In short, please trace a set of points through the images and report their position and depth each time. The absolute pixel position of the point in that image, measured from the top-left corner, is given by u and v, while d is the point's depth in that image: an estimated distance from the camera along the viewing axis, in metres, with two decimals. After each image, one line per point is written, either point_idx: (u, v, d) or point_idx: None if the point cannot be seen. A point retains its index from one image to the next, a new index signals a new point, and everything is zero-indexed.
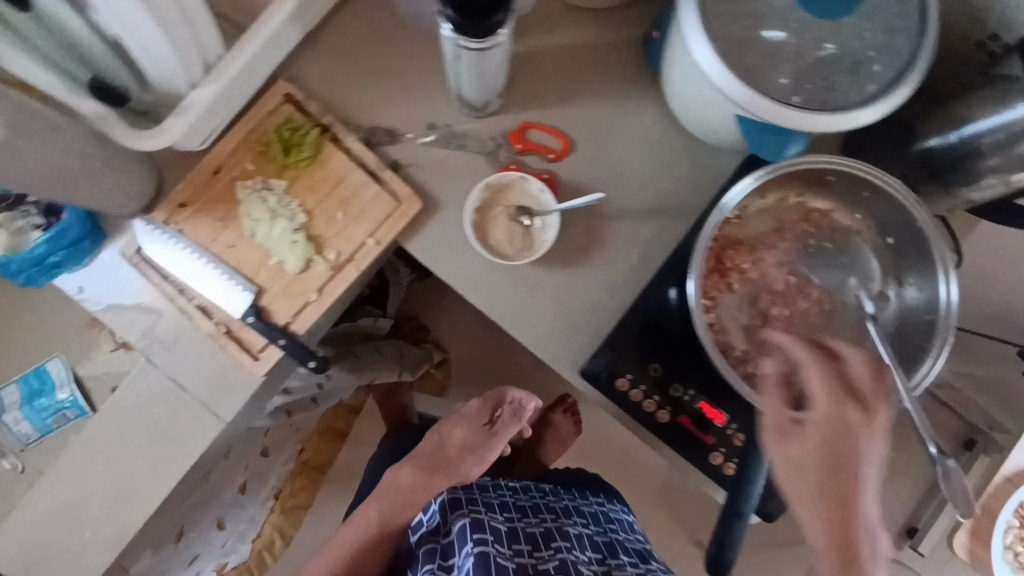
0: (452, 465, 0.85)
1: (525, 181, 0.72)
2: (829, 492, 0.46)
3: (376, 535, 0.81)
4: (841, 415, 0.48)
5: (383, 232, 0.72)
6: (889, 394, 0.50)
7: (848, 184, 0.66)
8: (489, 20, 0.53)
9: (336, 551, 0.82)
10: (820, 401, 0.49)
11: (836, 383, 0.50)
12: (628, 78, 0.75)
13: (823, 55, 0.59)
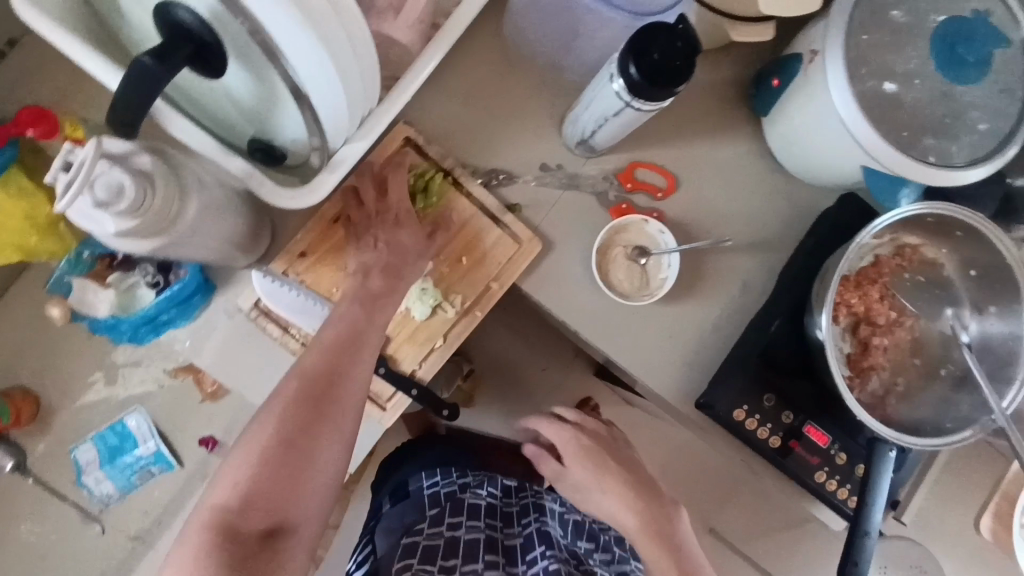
0: (408, 261, 0.67)
1: (645, 223, 0.75)
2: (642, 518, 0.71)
3: (339, 356, 0.59)
4: (577, 439, 0.78)
5: (504, 274, 0.71)
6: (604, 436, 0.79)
7: (943, 225, 0.72)
8: (670, 88, 0.54)
9: (284, 399, 0.56)
10: (568, 444, 0.77)
11: (577, 450, 0.77)
12: (729, 119, 0.79)
13: (947, 113, 0.64)
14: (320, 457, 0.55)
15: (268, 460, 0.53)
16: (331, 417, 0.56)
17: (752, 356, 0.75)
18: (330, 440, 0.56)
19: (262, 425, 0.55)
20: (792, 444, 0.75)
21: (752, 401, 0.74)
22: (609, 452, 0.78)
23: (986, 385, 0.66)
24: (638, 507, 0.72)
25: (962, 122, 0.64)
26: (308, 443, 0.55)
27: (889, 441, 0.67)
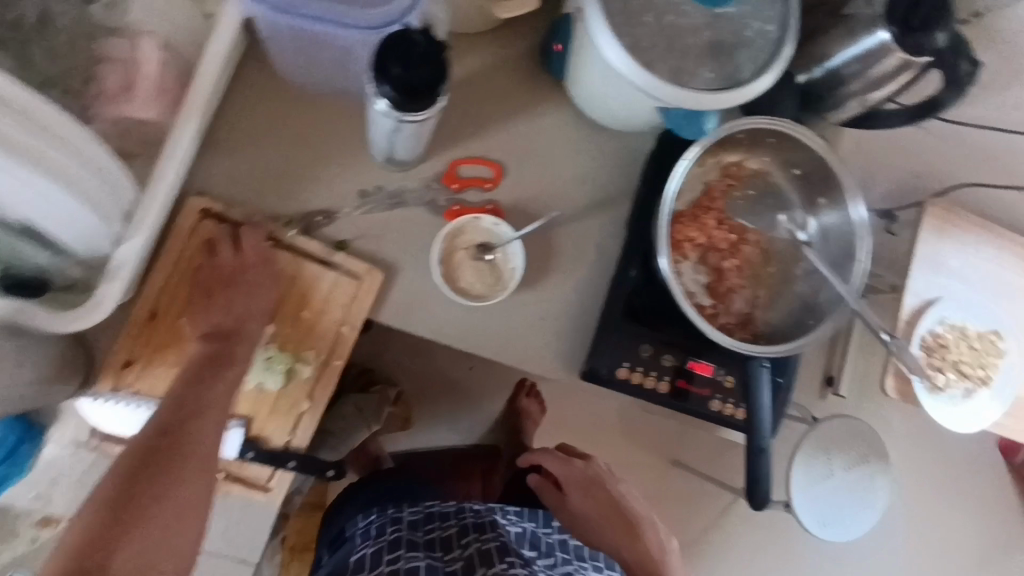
0: (253, 316, 0.65)
1: (477, 220, 0.72)
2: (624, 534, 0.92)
3: (193, 412, 0.60)
4: (577, 472, 0.98)
5: (353, 316, 0.69)
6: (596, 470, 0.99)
7: (756, 137, 0.74)
8: (432, 94, 0.52)
9: (128, 466, 0.55)
10: (565, 472, 0.98)
11: (573, 473, 0.98)
12: (536, 92, 0.77)
13: (715, 35, 0.65)
14: (174, 509, 0.55)
15: (115, 515, 0.52)
16: (185, 471, 0.57)
17: (621, 315, 0.76)
18: (185, 491, 0.56)
19: (106, 482, 0.54)
20: (679, 384, 0.76)
21: (630, 357, 0.76)
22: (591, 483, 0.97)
23: (831, 276, 0.69)
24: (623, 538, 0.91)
25: (732, 40, 0.65)
26: (160, 500, 0.54)
27: (755, 356, 0.69)
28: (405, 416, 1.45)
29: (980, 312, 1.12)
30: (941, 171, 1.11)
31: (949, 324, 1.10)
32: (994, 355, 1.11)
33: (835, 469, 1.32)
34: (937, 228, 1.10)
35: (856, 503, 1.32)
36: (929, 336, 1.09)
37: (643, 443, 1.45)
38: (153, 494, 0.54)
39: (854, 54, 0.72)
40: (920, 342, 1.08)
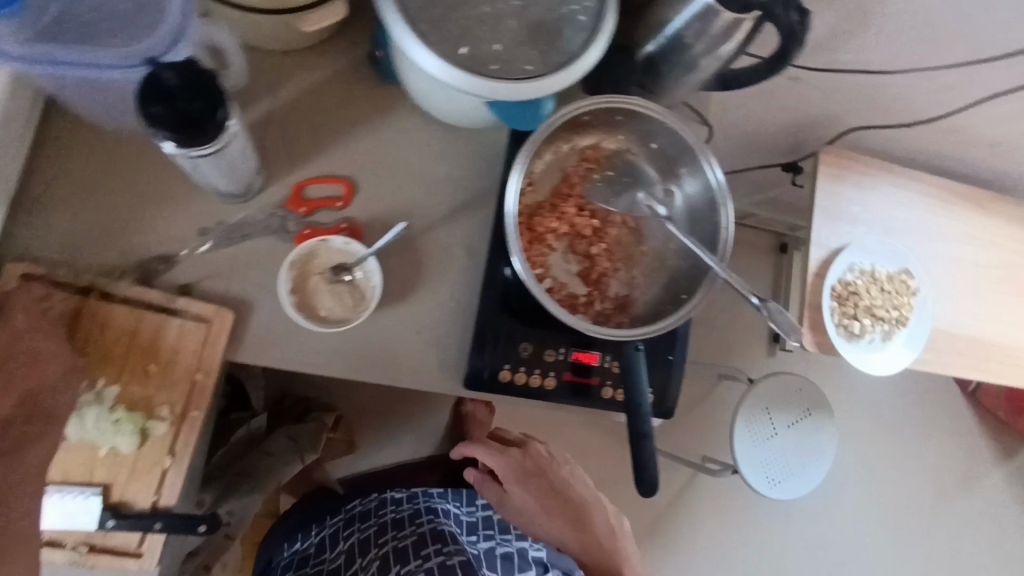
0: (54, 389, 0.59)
1: (326, 242, 0.69)
2: (562, 515, 1.05)
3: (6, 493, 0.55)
4: (514, 462, 1.07)
5: (207, 361, 0.67)
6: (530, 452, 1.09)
7: (603, 116, 0.72)
8: (214, 119, 0.49)
9: None
10: (502, 466, 1.06)
11: (513, 465, 1.07)
12: (376, 100, 0.75)
13: (528, 24, 0.64)
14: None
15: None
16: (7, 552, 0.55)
17: (496, 316, 0.73)
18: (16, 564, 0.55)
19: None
20: (566, 377, 0.75)
21: (511, 357, 0.74)
22: (529, 466, 1.08)
23: (691, 242, 0.67)
24: (566, 524, 1.05)
25: (546, 26, 0.64)
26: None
27: (632, 339, 0.67)
28: (349, 439, 1.45)
29: (887, 253, 1.12)
30: (830, 116, 1.09)
31: (858, 269, 1.10)
32: (907, 294, 1.11)
33: (778, 427, 1.33)
34: (833, 175, 1.09)
35: (800, 458, 1.34)
36: (839, 284, 1.08)
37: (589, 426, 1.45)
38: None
39: (690, 15, 0.69)
40: (831, 292, 1.08)
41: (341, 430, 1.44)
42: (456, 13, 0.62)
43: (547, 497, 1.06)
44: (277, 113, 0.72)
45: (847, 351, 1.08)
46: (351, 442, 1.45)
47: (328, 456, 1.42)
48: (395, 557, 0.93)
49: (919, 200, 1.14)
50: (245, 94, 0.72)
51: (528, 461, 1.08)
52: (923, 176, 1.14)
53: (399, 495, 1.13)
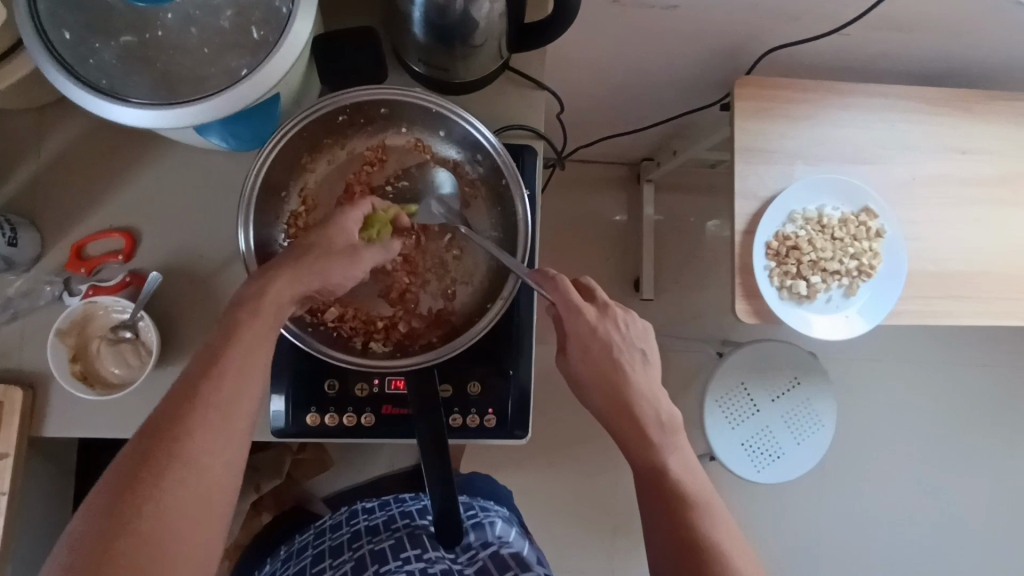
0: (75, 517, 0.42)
1: (95, 304, 0.66)
2: (617, 402, 0.60)
3: (219, 373, 0.48)
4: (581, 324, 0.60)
5: (2, 444, 0.65)
6: (612, 331, 0.61)
7: (363, 112, 0.63)
8: None
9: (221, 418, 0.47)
10: (561, 312, 0.61)
11: (585, 331, 0.60)
12: (148, 140, 0.70)
13: (220, 29, 0.56)
14: (193, 459, 0.45)
15: (135, 473, 0.43)
16: (204, 418, 0.46)
17: (295, 356, 0.66)
18: (211, 442, 0.46)
19: (119, 461, 0.45)
20: (386, 411, 0.67)
21: (318, 400, 0.67)
22: (603, 350, 0.60)
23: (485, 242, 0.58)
24: (606, 389, 0.60)
25: (239, 26, 0.56)
26: (177, 439, 0.45)
27: (426, 365, 0.62)
28: (322, 459, 1.25)
29: (838, 191, 0.92)
30: (739, 40, 0.90)
31: (802, 217, 0.91)
32: (869, 237, 0.91)
33: (760, 403, 1.17)
34: (754, 111, 0.90)
35: (792, 434, 1.18)
36: (776, 239, 0.90)
37: (560, 420, 1.35)
38: (176, 444, 0.45)
39: None
40: (767, 250, 0.90)
41: (311, 450, 1.23)
42: (133, 39, 0.55)
43: (605, 388, 0.60)
44: (43, 175, 0.69)
45: (794, 316, 0.90)
46: (325, 460, 1.25)
47: (301, 475, 1.24)
48: (371, 561, 0.76)
49: (877, 119, 0.92)
50: (8, 160, 0.69)
51: (608, 340, 0.60)
52: (879, 88, 0.92)
53: (370, 502, 0.94)
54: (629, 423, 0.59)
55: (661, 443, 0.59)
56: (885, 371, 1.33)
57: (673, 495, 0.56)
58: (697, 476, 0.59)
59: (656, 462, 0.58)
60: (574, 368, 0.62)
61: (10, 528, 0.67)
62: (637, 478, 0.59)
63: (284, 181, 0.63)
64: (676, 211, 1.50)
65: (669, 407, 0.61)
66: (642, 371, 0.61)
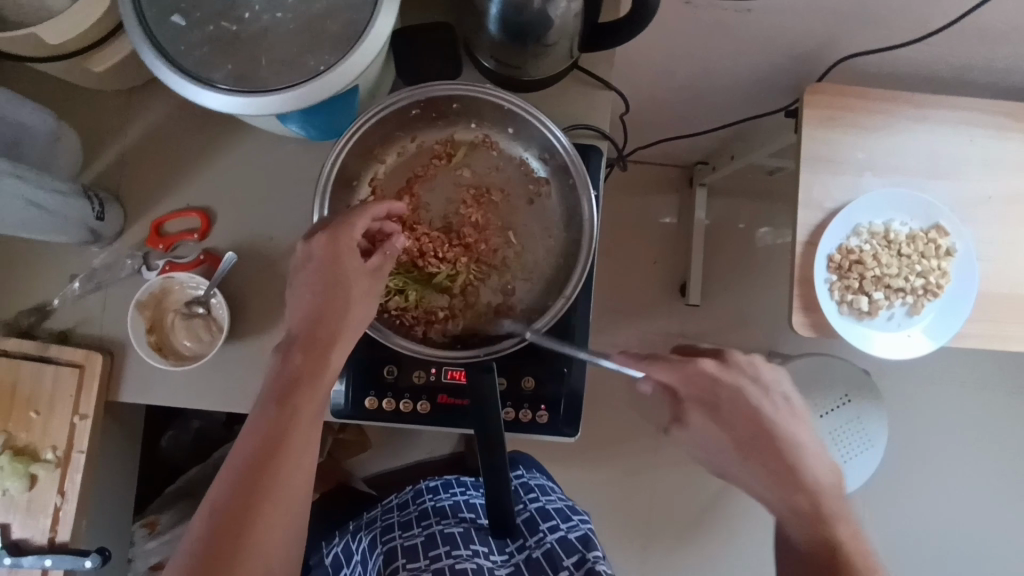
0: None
1: (172, 280, 0.69)
2: (763, 465, 0.57)
3: (275, 456, 0.51)
4: (706, 387, 0.58)
5: (83, 405, 0.69)
6: (750, 393, 0.58)
7: (435, 107, 0.64)
8: None
9: (280, 488, 0.51)
10: (680, 380, 0.59)
11: (712, 403, 0.58)
12: (223, 125, 0.73)
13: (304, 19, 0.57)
14: (260, 532, 0.50)
15: (210, 561, 0.48)
16: (268, 502, 0.51)
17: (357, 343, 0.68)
18: (274, 520, 0.51)
19: (191, 541, 0.50)
20: (441, 400, 0.68)
21: (376, 384, 0.68)
22: (733, 405, 0.58)
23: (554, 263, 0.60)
24: (749, 456, 0.57)
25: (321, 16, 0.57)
26: (247, 523, 0.50)
27: (483, 358, 0.63)
28: (363, 440, 1.25)
29: (909, 205, 0.89)
30: (812, 47, 0.88)
31: (867, 231, 0.89)
32: (938, 256, 0.88)
33: (808, 418, 1.14)
34: (823, 119, 0.87)
35: (839, 453, 1.15)
36: (839, 252, 0.88)
37: (600, 421, 1.35)
38: (243, 528, 0.50)
39: None
40: (828, 263, 0.88)
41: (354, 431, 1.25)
42: (223, 28, 0.57)
43: (743, 454, 0.58)
44: (128, 156, 0.73)
45: (854, 332, 0.88)
46: (366, 442, 1.25)
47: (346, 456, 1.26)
48: (442, 545, 0.82)
49: (957, 133, 0.89)
50: (96, 140, 0.73)
51: (749, 402, 0.58)
52: (959, 101, 0.89)
53: (434, 483, 0.96)
54: (790, 492, 0.56)
55: (828, 509, 0.55)
56: (941, 394, 1.29)
57: (847, 571, 0.53)
58: (860, 535, 0.55)
59: (827, 534, 0.54)
60: (702, 432, 0.59)
61: (87, 483, 0.71)
62: (805, 558, 0.55)
63: (356, 170, 0.65)
64: (730, 217, 1.48)
65: (828, 462, 0.58)
66: (794, 425, 0.58)
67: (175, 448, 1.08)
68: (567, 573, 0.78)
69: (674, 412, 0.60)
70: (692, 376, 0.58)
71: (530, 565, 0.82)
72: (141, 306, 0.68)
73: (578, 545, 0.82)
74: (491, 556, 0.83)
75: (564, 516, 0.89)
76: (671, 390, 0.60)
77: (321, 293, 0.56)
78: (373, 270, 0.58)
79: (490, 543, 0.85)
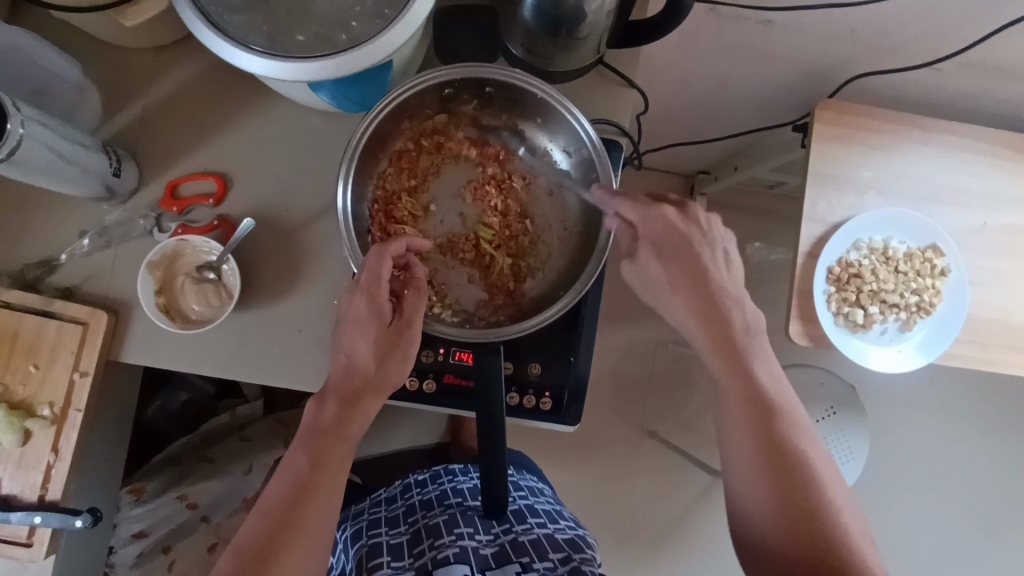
0: None
1: (186, 242, 0.68)
2: (698, 299, 0.61)
3: (301, 498, 0.55)
4: (659, 223, 0.62)
5: (84, 362, 0.68)
6: (701, 233, 0.63)
7: (469, 88, 0.65)
8: None
9: (303, 527, 0.55)
10: (635, 220, 0.63)
11: (664, 245, 0.62)
12: (248, 92, 0.73)
13: None
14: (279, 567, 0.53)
15: None
16: (293, 539, 0.54)
17: None
18: (299, 546, 0.54)
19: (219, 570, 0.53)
20: (447, 379, 0.69)
21: None
22: (683, 239, 0.62)
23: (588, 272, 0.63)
24: (687, 294, 0.61)
25: None
26: (271, 556, 0.53)
27: (489, 340, 0.64)
28: None
29: (907, 224, 0.92)
30: (827, 64, 0.91)
31: (867, 246, 0.91)
32: (932, 275, 0.91)
33: None
34: (834, 136, 0.89)
35: None
36: (839, 265, 0.90)
37: (588, 420, 1.36)
38: (268, 561, 0.53)
39: None
40: (827, 275, 0.90)
41: None
42: None
43: (687, 287, 0.61)
44: (148, 115, 0.72)
45: (848, 345, 0.91)
46: None
47: None
48: (427, 535, 0.83)
49: (958, 158, 0.92)
50: (117, 96, 0.72)
51: (693, 239, 0.62)
52: (962, 128, 0.92)
53: (422, 476, 0.96)
54: (719, 329, 0.60)
55: (752, 352, 0.60)
56: (919, 415, 1.32)
57: (768, 410, 0.58)
58: (780, 381, 0.60)
59: (755, 382, 0.59)
60: (648, 269, 0.63)
61: (83, 442, 0.70)
62: (731, 391, 0.59)
63: (380, 147, 0.66)
64: (728, 228, 1.50)
65: (754, 308, 0.62)
66: (726, 270, 0.63)
67: (162, 419, 1.07)
68: (552, 565, 0.78)
69: (620, 239, 0.65)
70: (654, 216, 0.62)
71: (515, 551, 0.81)
72: (150, 267, 0.68)
73: (564, 546, 0.81)
74: (477, 537, 0.84)
75: (551, 518, 0.89)
76: (631, 229, 0.64)
77: (354, 346, 0.59)
78: (389, 326, 0.61)
79: (476, 524, 0.85)
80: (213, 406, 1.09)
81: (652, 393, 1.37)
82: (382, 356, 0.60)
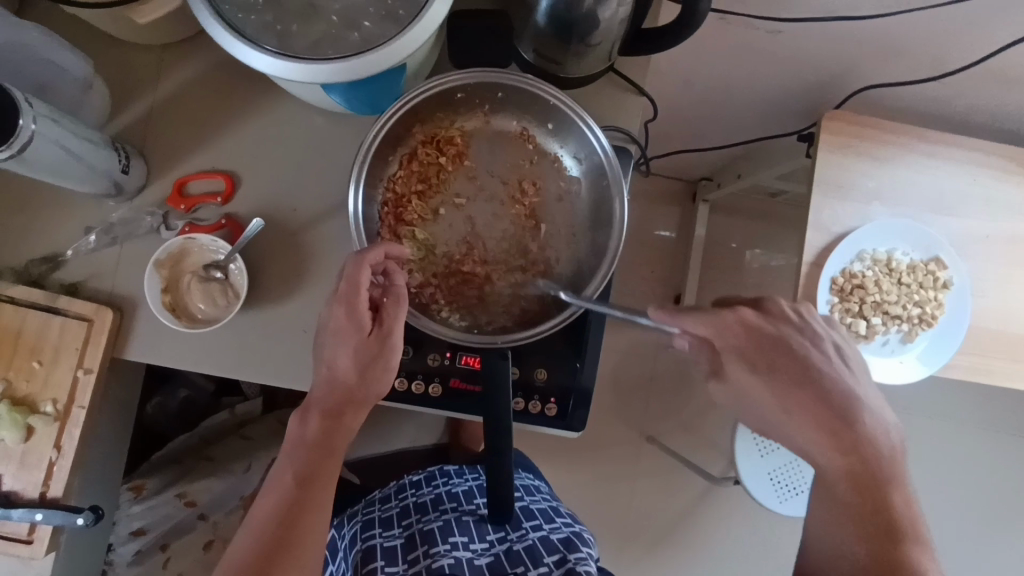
0: None
1: (193, 241, 0.68)
2: (808, 410, 0.55)
3: (296, 512, 0.55)
4: (755, 330, 0.58)
5: (88, 359, 0.68)
6: (810, 341, 0.58)
7: (482, 92, 0.65)
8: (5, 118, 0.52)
9: (297, 539, 0.54)
10: (730, 328, 0.59)
11: (766, 355, 0.57)
12: (257, 91, 0.73)
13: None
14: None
15: None
16: (290, 549, 0.54)
17: None
18: (296, 556, 0.54)
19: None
20: (452, 383, 0.69)
21: None
22: (786, 348, 0.57)
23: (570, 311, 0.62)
24: (795, 404, 0.56)
25: None
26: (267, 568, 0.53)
27: (496, 344, 0.64)
28: None
29: (911, 235, 0.92)
30: (834, 74, 0.91)
31: (871, 258, 0.91)
32: (935, 287, 0.91)
33: None
34: (839, 146, 0.90)
35: None
36: (842, 276, 0.90)
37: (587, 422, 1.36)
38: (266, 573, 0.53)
39: None
40: (831, 285, 0.90)
41: None
42: None
43: (795, 397, 0.56)
44: (157, 112, 0.72)
45: None
46: None
47: None
48: (422, 541, 0.83)
49: (961, 170, 0.92)
50: (127, 93, 0.72)
51: (803, 348, 0.57)
52: (966, 141, 0.92)
53: (417, 476, 0.95)
54: (842, 446, 0.53)
55: (887, 473, 0.52)
56: (915, 425, 1.33)
57: (899, 540, 0.50)
58: (919, 507, 0.52)
59: (884, 504, 0.51)
60: (744, 384, 0.59)
61: (85, 439, 0.70)
62: (852, 512, 0.52)
63: (391, 148, 0.66)
64: (729, 234, 1.50)
65: (889, 421, 0.54)
66: (852, 379, 0.56)
67: (161, 416, 1.06)
68: (547, 569, 0.79)
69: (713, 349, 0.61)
70: (730, 321, 0.59)
71: (511, 561, 0.82)
72: (156, 266, 0.68)
73: (560, 546, 0.82)
74: (471, 546, 0.84)
75: (547, 517, 0.90)
76: (711, 344, 0.60)
77: (337, 359, 0.59)
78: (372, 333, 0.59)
79: (471, 533, 0.85)
80: (213, 403, 1.09)
81: (651, 397, 1.37)
82: (362, 367, 0.59)
